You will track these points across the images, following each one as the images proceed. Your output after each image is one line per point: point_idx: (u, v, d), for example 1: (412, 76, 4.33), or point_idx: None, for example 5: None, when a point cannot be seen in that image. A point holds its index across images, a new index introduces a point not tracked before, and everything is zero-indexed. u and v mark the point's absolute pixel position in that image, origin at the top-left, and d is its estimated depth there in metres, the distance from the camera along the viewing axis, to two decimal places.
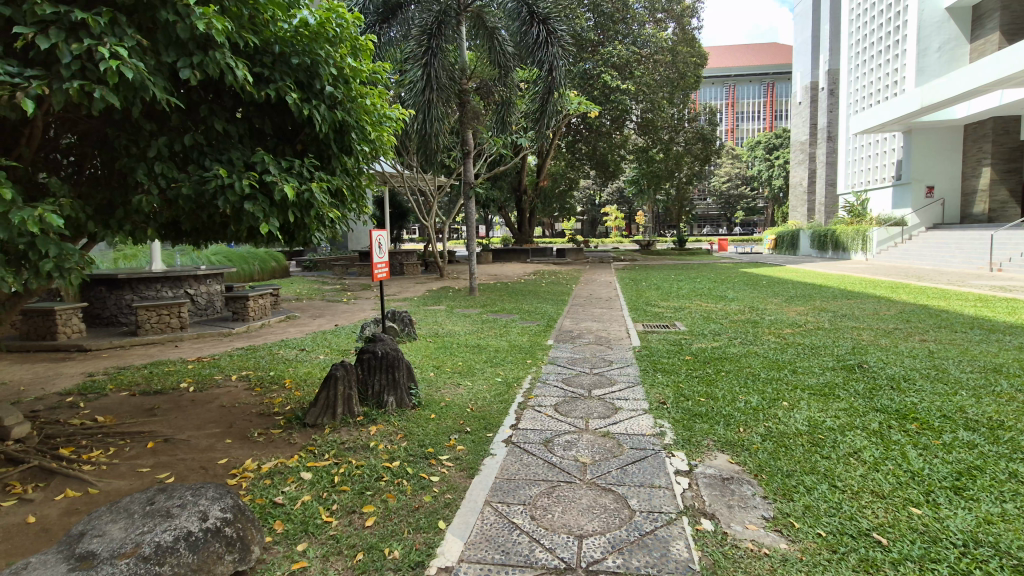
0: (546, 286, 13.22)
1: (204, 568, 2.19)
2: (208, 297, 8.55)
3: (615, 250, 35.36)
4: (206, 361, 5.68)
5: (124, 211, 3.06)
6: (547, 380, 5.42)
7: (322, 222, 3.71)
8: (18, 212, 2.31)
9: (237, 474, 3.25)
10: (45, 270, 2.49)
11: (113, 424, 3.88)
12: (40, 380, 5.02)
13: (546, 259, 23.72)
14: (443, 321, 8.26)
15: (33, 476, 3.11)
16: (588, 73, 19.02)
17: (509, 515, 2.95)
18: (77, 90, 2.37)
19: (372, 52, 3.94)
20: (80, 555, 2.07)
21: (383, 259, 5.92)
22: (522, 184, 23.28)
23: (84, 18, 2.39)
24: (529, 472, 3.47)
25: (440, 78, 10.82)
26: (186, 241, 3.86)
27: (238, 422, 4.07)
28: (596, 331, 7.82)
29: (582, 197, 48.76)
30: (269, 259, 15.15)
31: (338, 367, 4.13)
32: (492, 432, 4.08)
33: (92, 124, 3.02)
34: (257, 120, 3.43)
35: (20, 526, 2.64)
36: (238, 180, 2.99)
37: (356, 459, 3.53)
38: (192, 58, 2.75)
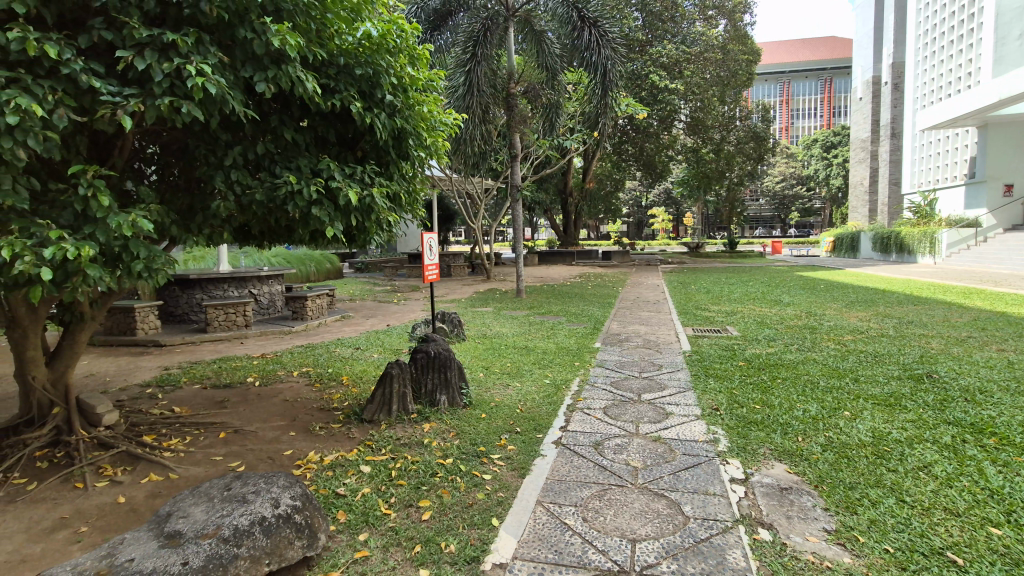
0: (592, 289, 13.11)
1: (276, 552, 2.33)
2: (270, 297, 9.00)
3: (663, 252, 34.64)
4: (269, 358, 5.99)
5: (203, 215, 3.29)
6: (596, 383, 5.40)
7: (381, 225, 3.86)
8: (115, 218, 2.54)
9: (302, 465, 3.42)
10: (137, 271, 2.72)
11: (188, 414, 4.16)
12: (124, 372, 5.43)
13: (592, 262, 23.54)
14: (491, 323, 8.37)
15: (122, 460, 3.38)
16: (636, 73, 18.76)
17: (561, 516, 2.97)
18: (167, 105, 2.58)
19: (428, 61, 4.06)
20: (168, 533, 2.25)
21: (434, 261, 6.06)
22: (568, 186, 23.24)
23: (175, 39, 2.60)
24: (579, 474, 3.48)
25: (482, 82, 10.96)
26: (257, 244, 4.10)
27: (301, 416, 4.28)
28: (645, 335, 7.72)
29: (628, 198, 48.13)
30: (325, 260, 15.79)
31: (393, 365, 4.28)
32: (542, 433, 4.11)
33: (176, 134, 3.27)
34: (322, 129, 3.62)
35: (112, 505, 2.88)
36: (306, 187, 3.17)
37: (411, 455, 3.65)
38: (267, 72, 2.93)
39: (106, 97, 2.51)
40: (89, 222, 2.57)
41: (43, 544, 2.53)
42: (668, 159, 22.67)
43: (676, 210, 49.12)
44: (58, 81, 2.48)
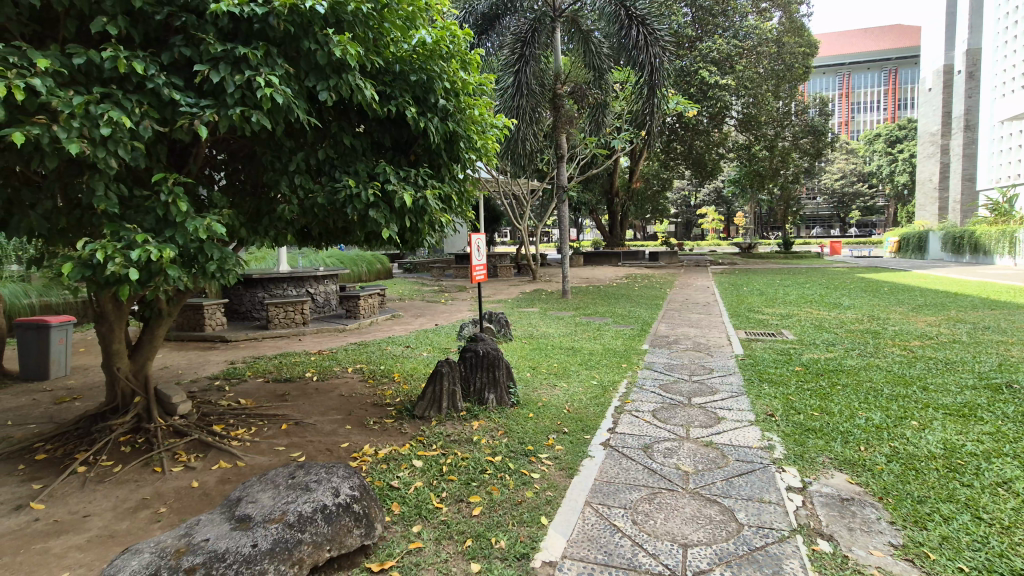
0: (639, 290, 12.89)
1: (337, 539, 2.44)
2: (325, 296, 9.37)
3: (713, 253, 33.54)
4: (325, 354, 6.25)
5: (269, 218, 3.50)
6: (644, 385, 5.33)
7: (433, 226, 3.98)
8: (192, 222, 2.73)
9: (358, 458, 3.56)
10: (211, 271, 2.91)
11: (253, 406, 4.40)
12: (194, 365, 5.80)
13: (639, 263, 23.14)
14: (537, 323, 8.41)
15: (195, 447, 3.61)
16: (685, 70, 18.32)
17: (610, 518, 2.96)
18: (239, 115, 2.76)
19: (480, 65, 4.14)
20: (239, 517, 2.39)
21: (482, 261, 6.15)
22: (614, 187, 22.95)
23: (246, 53, 2.78)
24: (628, 476, 3.46)
25: (531, 84, 10.99)
26: (316, 245, 4.28)
27: (357, 410, 4.45)
28: (695, 337, 7.53)
29: (676, 198, 47.00)
30: (376, 261, 16.27)
31: (443, 363, 4.38)
32: (590, 434, 4.10)
33: (244, 142, 3.47)
34: (378, 134, 3.76)
35: (187, 489, 3.09)
36: (363, 190, 3.31)
37: (461, 451, 3.73)
38: (329, 81, 3.08)
39: (186, 109, 2.70)
40: (169, 225, 2.77)
41: (129, 522, 2.75)
42: (718, 157, 22.00)
43: (727, 209, 47.56)
44: (144, 95, 2.70)
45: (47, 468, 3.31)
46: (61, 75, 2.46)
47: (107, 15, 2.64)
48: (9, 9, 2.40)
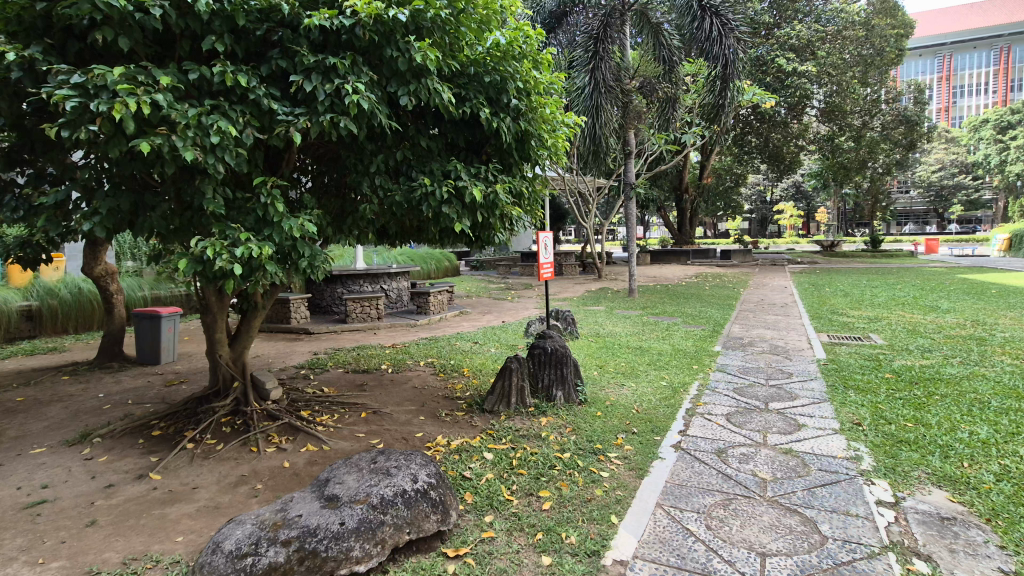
0: (710, 290, 12.42)
1: (415, 522, 2.57)
2: (397, 292, 9.75)
3: (790, 252, 31.65)
4: (399, 348, 6.52)
5: (352, 217, 3.71)
6: (717, 388, 5.15)
7: (503, 223, 4.08)
8: (287, 222, 2.97)
9: (432, 447, 3.71)
10: (303, 267, 3.14)
11: (335, 394, 4.68)
12: (282, 355, 6.22)
13: (710, 261, 22.27)
14: (604, 322, 8.33)
15: (285, 431, 3.90)
16: (761, 60, 17.40)
17: (683, 521, 2.91)
18: (328, 121, 2.95)
19: (552, 64, 4.15)
20: (327, 496, 2.55)
21: (550, 260, 6.17)
22: (683, 183, 22.22)
23: (335, 63, 2.97)
24: (701, 480, 3.37)
25: (608, 80, 10.86)
26: (392, 243, 4.48)
27: (429, 402, 4.62)
28: (771, 340, 7.18)
29: (750, 193, 44.73)
30: (444, 258, 16.70)
31: (512, 359, 4.45)
32: (660, 436, 4.03)
33: (330, 147, 3.69)
34: (453, 135, 3.89)
35: (280, 468, 3.34)
36: (439, 188, 3.44)
37: (530, 446, 3.78)
38: (409, 86, 3.23)
39: (282, 117, 2.93)
40: (267, 225, 3.01)
41: (231, 495, 3.02)
42: (798, 150, 20.62)
43: (806, 205, 44.72)
44: (246, 106, 2.94)
45: (161, 444, 3.69)
46: (178, 90, 2.74)
47: (215, 34, 2.90)
48: (137, 32, 2.69)
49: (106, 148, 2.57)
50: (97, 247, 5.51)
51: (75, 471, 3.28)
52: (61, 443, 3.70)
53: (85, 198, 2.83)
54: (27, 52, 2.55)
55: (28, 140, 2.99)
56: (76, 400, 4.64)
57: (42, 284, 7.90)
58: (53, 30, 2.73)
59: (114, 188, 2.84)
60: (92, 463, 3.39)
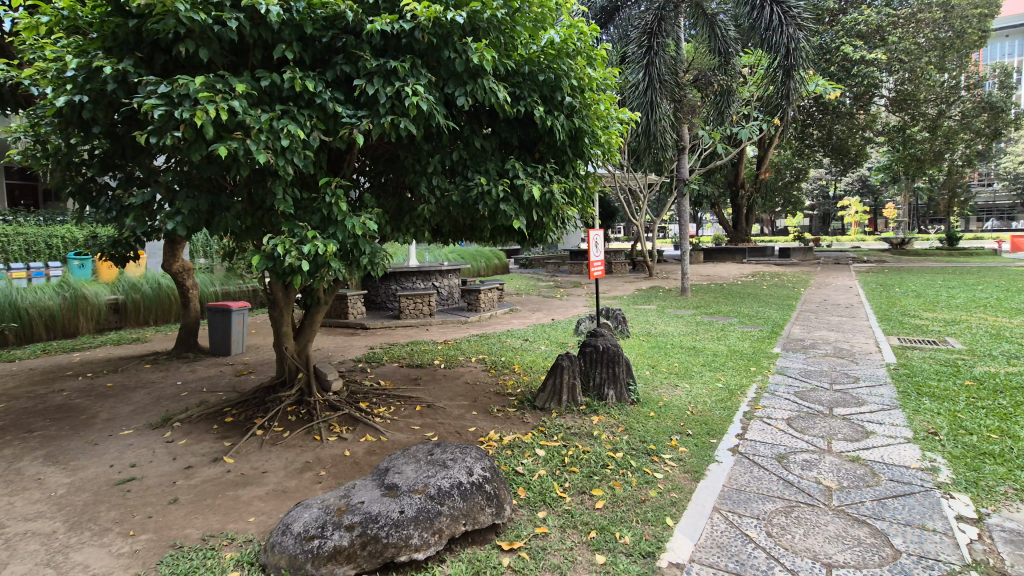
0: (768, 289, 11.94)
1: (471, 514, 2.61)
2: (448, 289, 9.93)
3: (856, 249, 29.89)
4: (451, 344, 6.64)
5: (410, 216, 3.82)
6: (777, 391, 4.95)
7: (557, 221, 4.09)
8: (350, 221, 3.10)
9: (484, 442, 3.77)
10: (363, 264, 3.26)
11: (391, 387, 4.84)
12: (340, 349, 6.47)
13: (768, 260, 21.39)
14: (656, 321, 8.17)
15: (346, 421, 4.06)
16: (825, 48, 16.49)
17: (742, 527, 2.82)
18: (389, 123, 3.05)
19: (606, 60, 4.09)
20: (387, 485, 2.63)
21: (600, 258, 6.11)
22: (739, 178, 21.42)
23: (396, 66, 3.07)
24: (761, 485, 3.26)
25: (663, 75, 10.66)
26: (446, 241, 4.58)
27: (481, 397, 4.70)
28: (836, 342, 6.84)
29: (811, 188, 42.52)
30: (493, 256, 16.84)
31: (564, 357, 4.46)
32: (716, 438, 3.93)
33: (388, 148, 3.80)
34: (507, 134, 3.93)
35: (341, 457, 3.49)
36: (494, 186, 3.50)
37: (582, 444, 3.77)
38: (466, 87, 3.29)
39: (347, 120, 3.05)
40: (332, 224, 3.15)
41: (297, 480, 3.18)
42: (864, 142, 19.89)
43: (873, 200, 42.15)
44: (313, 110, 3.08)
45: (233, 430, 3.93)
46: (251, 97, 2.90)
47: (284, 42, 3.05)
48: (215, 44, 2.87)
49: (188, 152, 2.76)
50: (174, 245, 5.92)
51: (158, 452, 3.55)
52: (146, 426, 4.00)
53: (168, 199, 3.04)
54: (121, 65, 2.77)
55: (119, 146, 3.25)
56: (158, 387, 5.01)
57: (127, 279, 8.54)
58: (142, 44, 2.95)
59: (194, 190, 3.05)
60: (172, 445, 3.66)
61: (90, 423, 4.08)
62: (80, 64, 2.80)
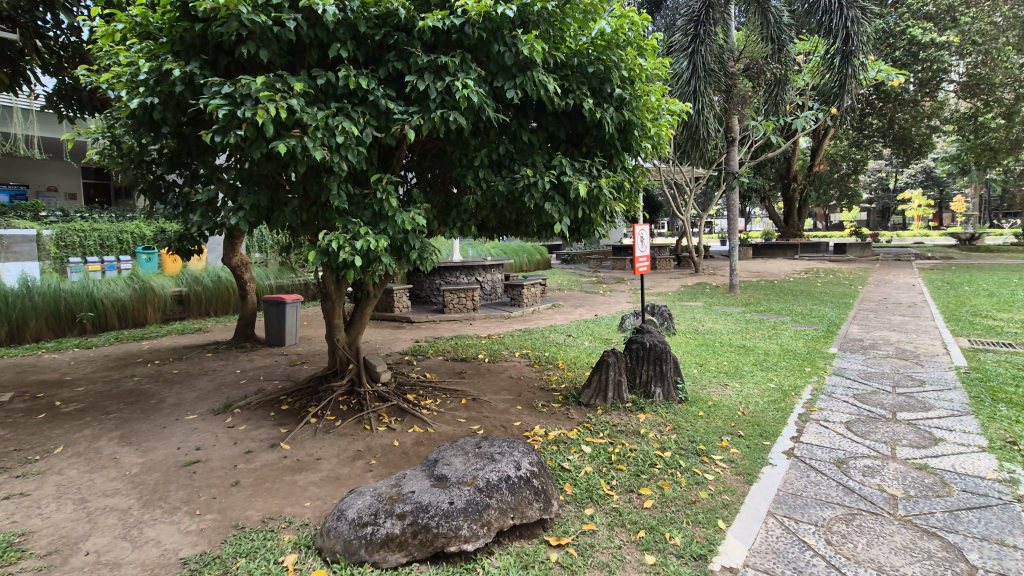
0: (823, 287, 11.41)
1: (519, 508, 2.61)
2: (491, 284, 9.98)
3: (919, 245, 28.12)
4: (495, 338, 6.67)
5: (457, 211, 3.86)
6: (834, 394, 4.73)
7: (604, 217, 4.04)
8: (400, 216, 3.15)
9: (530, 437, 3.77)
10: (413, 258, 3.31)
11: (437, 380, 4.91)
12: (387, 341, 6.62)
13: (821, 256, 20.46)
14: (703, 318, 7.96)
15: (394, 412, 4.15)
16: (888, 31, 15.54)
17: (799, 533, 2.71)
18: (439, 117, 3.07)
19: (658, 49, 3.98)
20: (437, 476, 2.67)
21: (646, 253, 5.99)
22: (792, 171, 20.53)
23: (446, 61, 3.09)
24: (819, 491, 3.12)
25: (708, 64, 10.31)
26: (491, 236, 4.59)
27: (526, 392, 4.70)
28: (898, 343, 6.47)
29: (870, 181, 40.25)
30: (536, 252, 16.80)
31: (609, 353, 4.40)
32: (769, 440, 3.79)
33: (437, 144, 3.84)
34: (555, 128, 3.89)
35: (390, 447, 3.57)
36: (542, 181, 3.49)
37: (629, 442, 3.72)
38: (515, 80, 3.28)
39: (398, 116, 3.10)
40: (382, 219, 3.21)
41: (349, 468, 3.27)
42: (930, 131, 18.70)
43: (938, 192, 39.61)
44: (366, 107, 3.15)
45: (289, 417, 4.08)
46: (308, 95, 2.98)
47: (339, 41, 3.12)
48: (274, 44, 2.96)
49: (249, 150, 2.86)
50: (234, 240, 6.20)
51: (220, 437, 3.73)
52: (209, 412, 4.22)
53: (230, 196, 3.18)
54: (188, 67, 2.90)
55: (186, 146, 3.41)
56: (219, 374, 5.27)
57: (190, 273, 9.03)
58: (207, 47, 3.08)
59: (253, 187, 3.17)
60: (233, 431, 3.83)
61: (158, 407, 4.33)
62: (151, 68, 2.95)
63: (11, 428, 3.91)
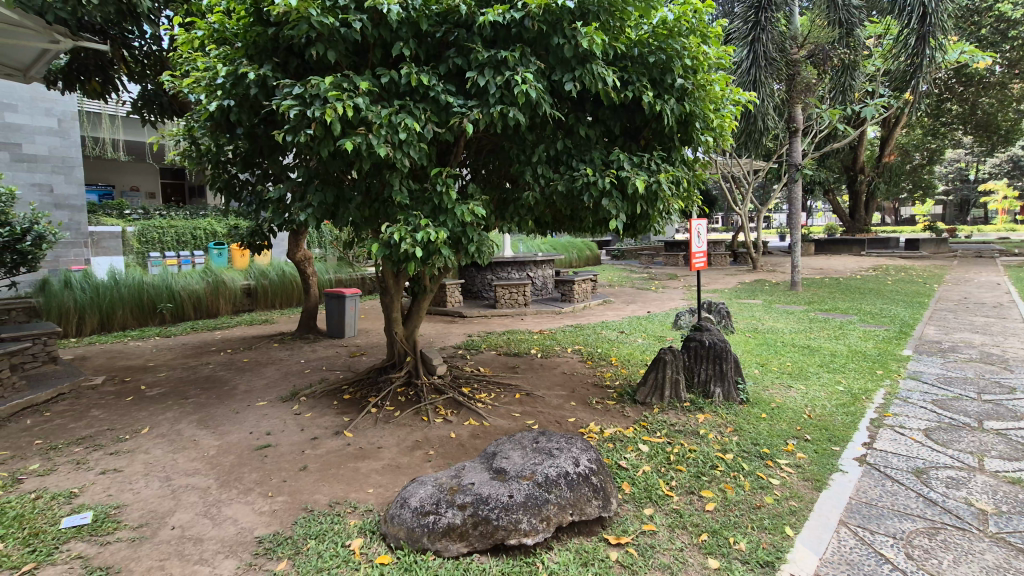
0: (894, 285, 10.72)
1: (578, 505, 2.59)
2: (542, 280, 9.97)
3: (1004, 240, 25.89)
4: (547, 334, 6.67)
5: (514, 207, 3.86)
6: (910, 398, 4.44)
7: (663, 212, 3.95)
8: (460, 210, 3.20)
9: (585, 433, 3.75)
10: (472, 252, 3.35)
11: (490, 374, 4.96)
12: (441, 335, 6.74)
13: (892, 252, 19.19)
14: (762, 317, 7.66)
15: (450, 404, 4.22)
16: (972, 9, 14.34)
17: (875, 545, 2.56)
18: (498, 112, 3.08)
19: (722, 36, 3.84)
20: (496, 469, 2.69)
21: (703, 249, 5.81)
22: (859, 162, 19.36)
23: (506, 56, 3.09)
24: (897, 502, 2.94)
25: (769, 53, 9.87)
26: (545, 231, 4.58)
27: (579, 388, 4.67)
28: (983, 346, 6.00)
29: (947, 171, 37.41)
30: (585, 248, 16.65)
31: (666, 351, 4.30)
32: (839, 446, 3.60)
33: (494, 140, 3.85)
34: (613, 122, 3.83)
35: (447, 438, 3.63)
36: (600, 177, 3.45)
37: (688, 443, 3.62)
38: (574, 72, 3.24)
39: (458, 111, 3.13)
40: (442, 213, 3.26)
41: (409, 457, 3.35)
42: (1019, 117, 17.18)
43: None
44: (427, 103, 3.20)
45: (350, 406, 4.23)
46: (372, 94, 3.06)
47: (402, 40, 3.18)
48: (341, 45, 3.06)
49: (317, 149, 2.96)
50: (297, 236, 6.47)
51: (288, 423, 3.91)
52: (277, 399, 4.43)
53: (298, 194, 3.30)
54: (261, 70, 3.03)
55: (258, 146, 3.58)
56: (284, 364, 5.52)
57: (257, 267, 9.51)
58: (279, 50, 3.21)
59: (321, 184, 3.30)
60: (300, 418, 4.01)
61: (231, 393, 4.59)
62: (228, 72, 3.10)
63: (104, 409, 4.25)
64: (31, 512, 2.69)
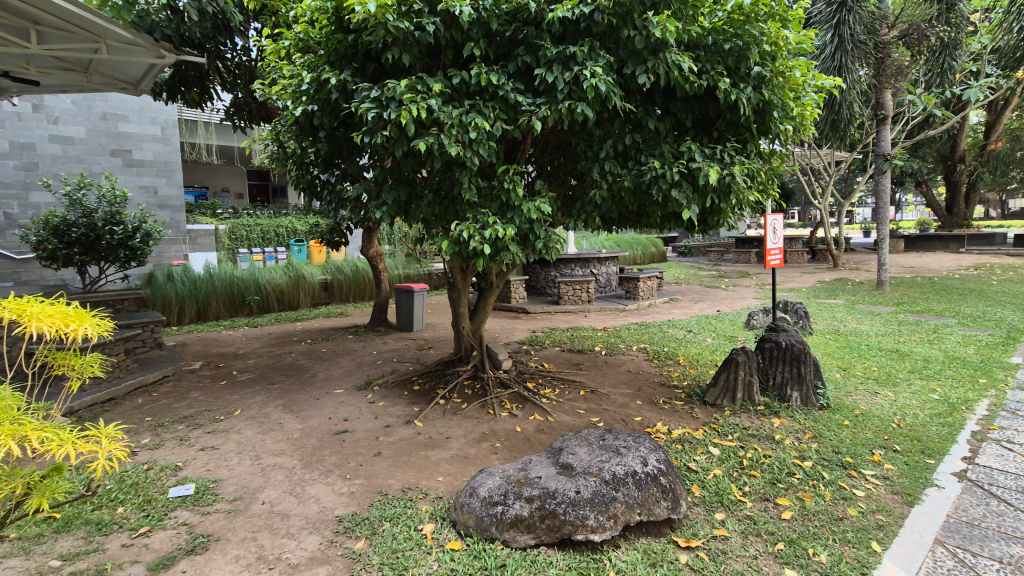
0: (999, 285, 9.70)
1: (646, 504, 2.56)
2: (606, 276, 9.85)
3: None
4: (611, 331, 6.59)
5: (581, 203, 3.84)
6: (1019, 411, 4.02)
7: (736, 207, 3.79)
8: (526, 206, 3.23)
9: (652, 433, 3.69)
10: (539, 248, 3.38)
11: (554, 370, 4.98)
12: (506, 331, 6.83)
13: (997, 249, 17.36)
14: (845, 317, 7.19)
15: (515, 398, 4.28)
16: None
17: (978, 568, 2.36)
18: (566, 108, 3.07)
19: (803, 20, 3.63)
20: (563, 464, 2.70)
21: (779, 245, 5.51)
22: (960, 150, 17.62)
23: (575, 51, 3.08)
24: (1004, 523, 2.68)
25: (857, 35, 9.20)
26: (611, 228, 4.52)
27: (645, 387, 4.59)
28: None
29: None
30: (651, 244, 16.25)
31: (739, 351, 4.14)
32: (933, 459, 3.32)
33: (561, 136, 3.85)
34: (684, 114, 3.72)
35: (513, 432, 3.69)
36: (669, 170, 3.37)
37: (762, 448, 3.47)
38: (646, 64, 3.17)
39: (526, 108, 3.15)
40: (510, 210, 3.31)
41: (477, 449, 3.44)
42: None
43: None
44: (497, 102, 3.24)
45: (420, 397, 4.39)
46: (444, 94, 3.15)
47: (473, 40, 3.25)
48: (415, 48, 3.16)
49: (393, 149, 3.08)
50: (370, 233, 6.77)
51: (363, 411, 4.12)
52: (352, 387, 4.67)
53: (374, 192, 3.45)
54: (342, 75, 3.19)
55: (337, 147, 3.77)
56: (358, 354, 5.80)
57: (332, 263, 10.03)
58: (357, 55, 3.36)
59: (395, 183, 3.43)
60: (374, 406, 4.21)
61: (311, 381, 4.89)
62: (312, 78, 3.28)
63: (201, 391, 4.65)
64: (145, 480, 3.00)
